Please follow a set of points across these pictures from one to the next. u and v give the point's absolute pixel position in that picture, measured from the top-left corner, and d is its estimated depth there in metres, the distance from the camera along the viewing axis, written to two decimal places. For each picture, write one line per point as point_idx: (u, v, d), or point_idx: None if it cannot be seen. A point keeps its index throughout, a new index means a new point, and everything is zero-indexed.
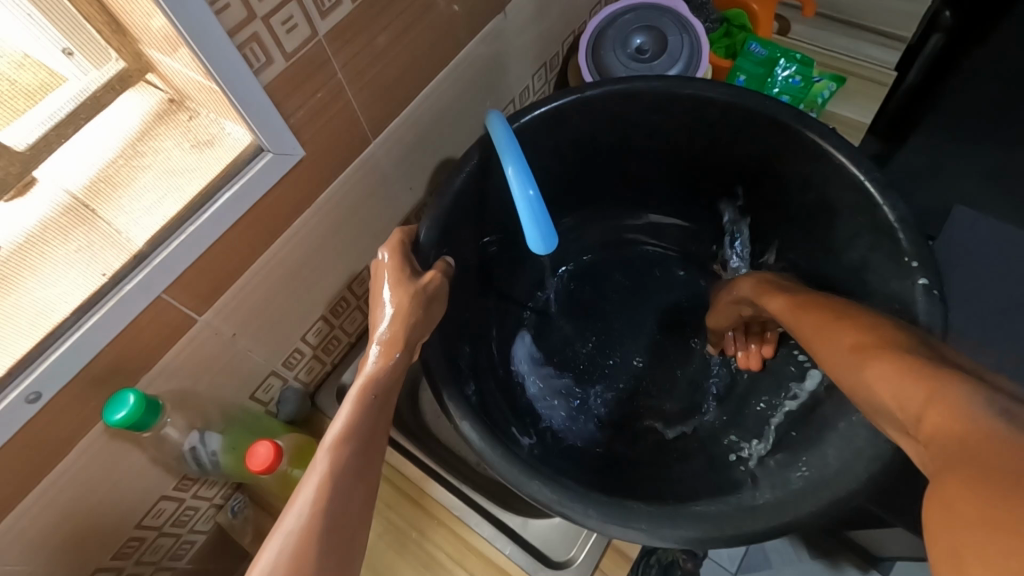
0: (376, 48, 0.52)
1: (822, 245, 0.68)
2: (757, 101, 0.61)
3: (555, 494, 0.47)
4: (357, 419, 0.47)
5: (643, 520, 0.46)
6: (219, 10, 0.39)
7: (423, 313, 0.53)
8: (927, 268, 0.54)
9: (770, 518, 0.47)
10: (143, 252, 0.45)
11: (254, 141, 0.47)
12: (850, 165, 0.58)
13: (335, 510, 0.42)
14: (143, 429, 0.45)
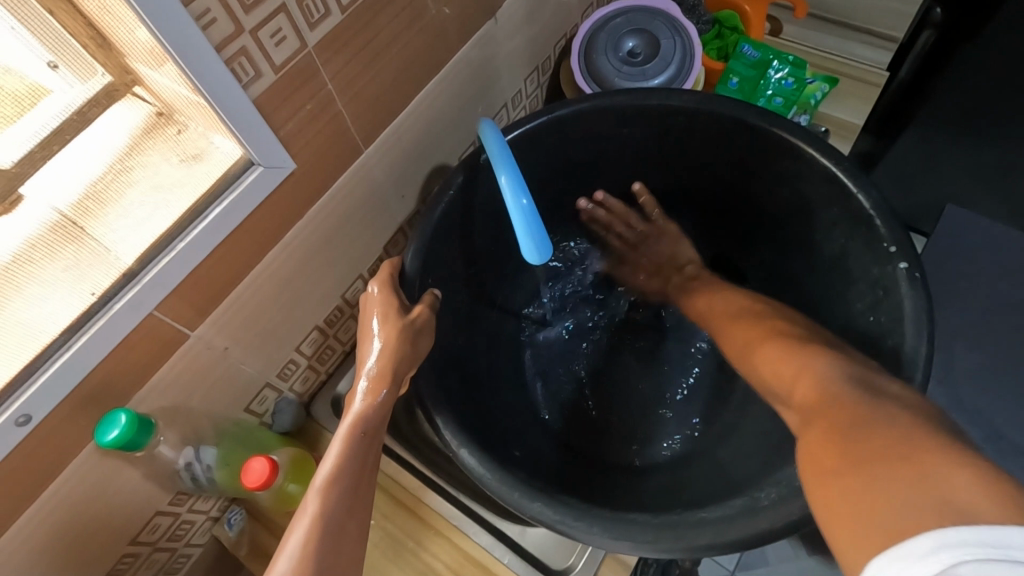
0: (366, 56, 0.52)
1: (802, 243, 0.69)
2: (722, 105, 0.61)
3: (559, 515, 0.47)
4: (346, 459, 0.47)
5: (648, 530, 0.47)
6: (205, 24, 0.38)
7: (411, 346, 0.53)
8: (912, 255, 0.54)
9: (774, 517, 0.47)
10: (133, 269, 0.44)
11: (244, 154, 0.46)
12: (821, 156, 0.58)
13: (325, 556, 0.42)
14: (136, 448, 0.44)
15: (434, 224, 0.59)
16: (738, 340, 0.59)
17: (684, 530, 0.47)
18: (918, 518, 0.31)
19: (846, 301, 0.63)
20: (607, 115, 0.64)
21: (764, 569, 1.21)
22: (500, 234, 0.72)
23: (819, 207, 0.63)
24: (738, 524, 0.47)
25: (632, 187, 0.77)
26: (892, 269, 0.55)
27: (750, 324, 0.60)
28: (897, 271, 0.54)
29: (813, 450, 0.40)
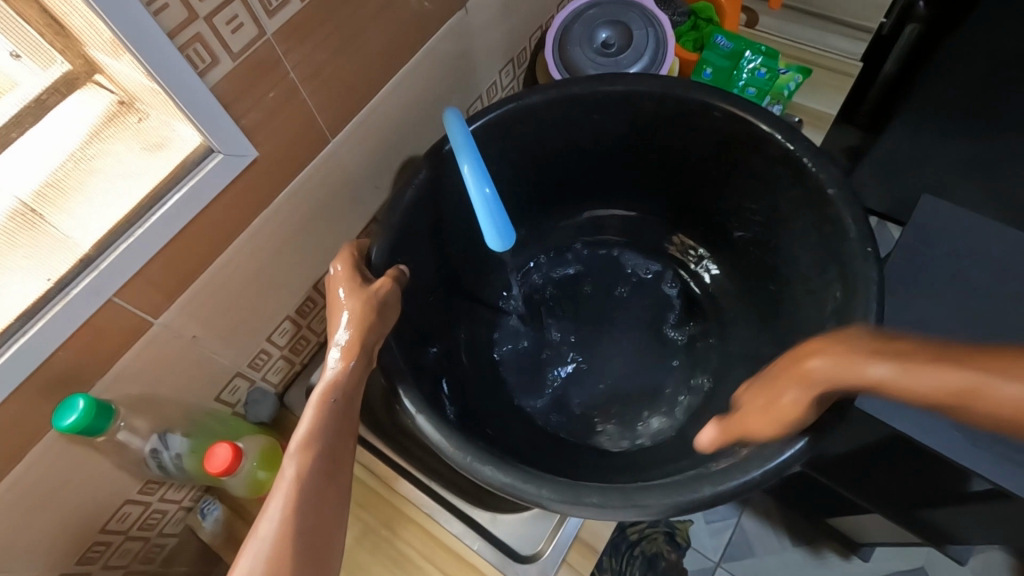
0: (330, 46, 0.52)
1: (766, 226, 0.70)
2: (687, 88, 0.62)
3: (510, 478, 0.48)
4: (321, 423, 0.48)
5: (595, 496, 0.47)
6: (157, 10, 0.39)
7: (377, 319, 0.53)
8: (868, 236, 0.54)
9: (719, 482, 0.48)
10: (90, 255, 0.44)
11: (204, 142, 0.47)
12: (774, 134, 0.60)
13: (305, 525, 0.43)
14: (95, 434, 0.44)
15: (401, 214, 0.59)
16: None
17: (640, 491, 0.47)
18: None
19: (812, 283, 0.63)
20: (571, 103, 0.65)
21: (750, 560, 1.22)
22: (473, 225, 0.72)
23: (783, 188, 0.63)
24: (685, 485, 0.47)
25: (603, 173, 0.77)
26: (855, 246, 0.55)
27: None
28: (862, 253, 0.54)
29: None
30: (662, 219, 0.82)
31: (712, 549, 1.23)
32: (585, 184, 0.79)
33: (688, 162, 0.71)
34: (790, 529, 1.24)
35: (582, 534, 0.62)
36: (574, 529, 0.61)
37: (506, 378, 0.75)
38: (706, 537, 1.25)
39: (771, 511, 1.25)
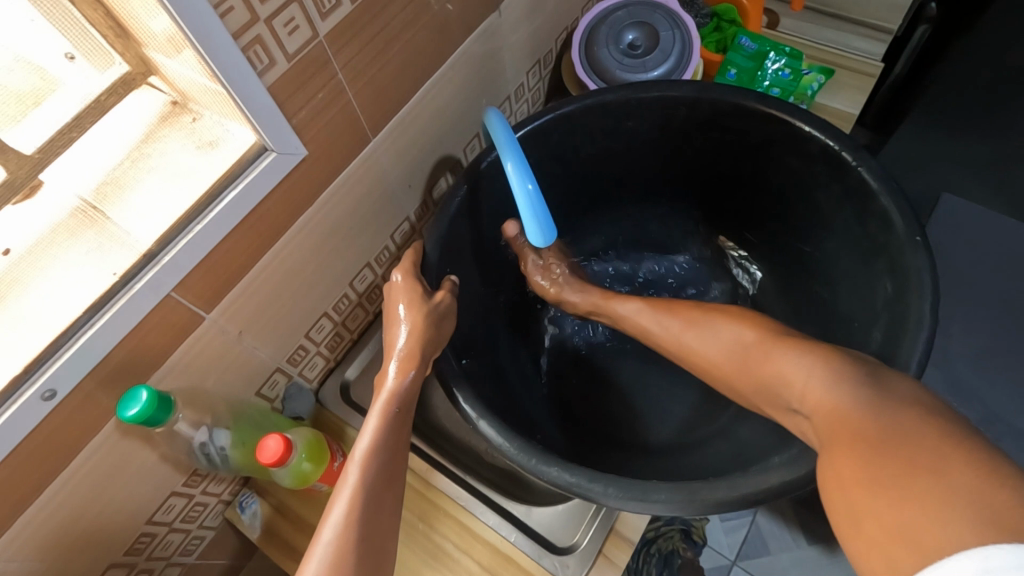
0: (374, 48, 0.53)
1: (802, 224, 0.71)
2: (720, 92, 0.63)
3: (574, 477, 0.49)
4: (383, 433, 0.49)
5: (643, 491, 0.48)
6: (224, 12, 0.40)
7: (434, 331, 0.55)
8: (914, 226, 0.55)
9: (779, 475, 0.48)
10: (152, 251, 0.45)
11: (258, 140, 0.48)
12: (818, 134, 0.60)
13: (366, 529, 0.44)
14: (155, 425, 0.45)
15: (447, 219, 0.61)
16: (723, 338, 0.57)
17: (697, 485, 0.48)
18: (939, 539, 0.33)
19: (859, 276, 0.63)
20: (606, 111, 0.65)
21: (765, 559, 1.24)
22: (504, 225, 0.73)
23: (821, 182, 0.64)
24: (745, 480, 0.48)
25: (636, 180, 0.78)
26: (902, 235, 0.56)
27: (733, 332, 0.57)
28: (911, 242, 0.55)
29: (840, 469, 0.40)
30: (688, 221, 0.83)
31: (727, 547, 1.25)
32: (615, 192, 0.80)
33: (719, 163, 0.72)
34: (804, 528, 1.24)
35: (618, 526, 0.62)
36: (609, 520, 0.62)
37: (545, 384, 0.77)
38: (720, 535, 1.27)
39: (786, 509, 1.27)
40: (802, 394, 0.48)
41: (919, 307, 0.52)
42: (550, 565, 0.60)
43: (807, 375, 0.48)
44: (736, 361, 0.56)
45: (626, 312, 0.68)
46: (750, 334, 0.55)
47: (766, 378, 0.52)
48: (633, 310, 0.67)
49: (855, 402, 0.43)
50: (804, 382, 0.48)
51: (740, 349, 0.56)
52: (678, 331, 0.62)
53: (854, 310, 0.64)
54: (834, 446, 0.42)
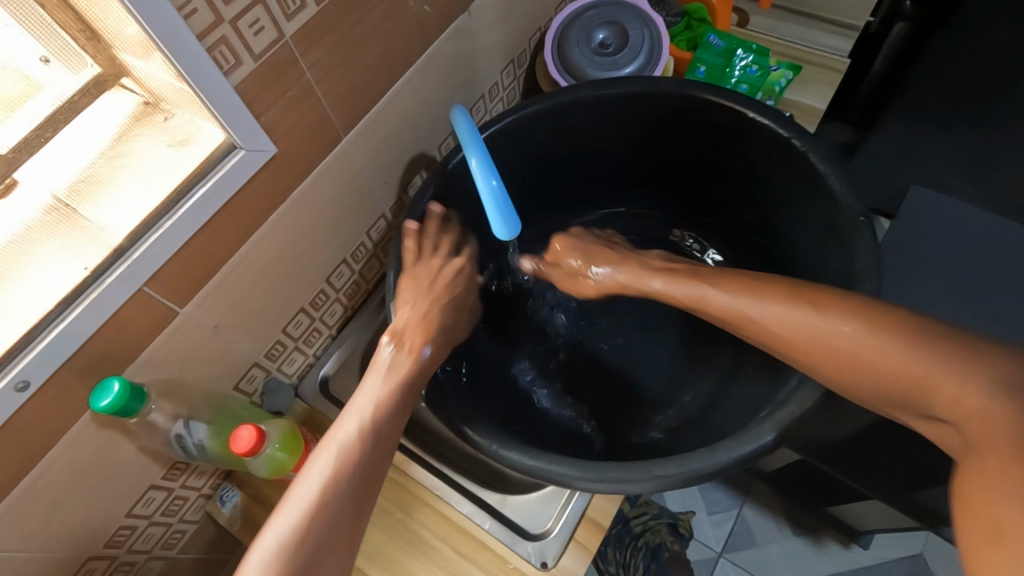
0: (343, 48, 0.55)
1: (763, 213, 0.72)
2: (677, 87, 0.64)
3: (548, 462, 0.50)
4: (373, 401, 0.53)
5: (606, 471, 0.49)
6: (188, 14, 0.41)
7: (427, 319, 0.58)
8: (860, 206, 0.57)
9: (742, 445, 0.50)
10: (123, 246, 0.46)
11: (227, 138, 0.49)
12: (772, 124, 0.62)
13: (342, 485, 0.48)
14: (129, 415, 0.46)
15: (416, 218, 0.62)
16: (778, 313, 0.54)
17: (710, 446, 0.50)
18: None
19: (813, 257, 0.65)
20: (569, 110, 0.67)
21: (751, 550, 1.25)
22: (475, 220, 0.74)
23: (778, 170, 0.65)
24: (711, 448, 0.50)
25: (605, 176, 0.80)
26: (848, 214, 0.57)
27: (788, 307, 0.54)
28: (855, 222, 0.57)
29: (989, 489, 0.41)
30: (654, 214, 0.85)
31: (714, 540, 1.26)
32: (584, 187, 0.82)
33: (686, 157, 0.74)
34: (791, 518, 1.26)
35: (590, 512, 0.63)
36: (582, 507, 0.63)
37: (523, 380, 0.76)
38: (708, 528, 1.27)
39: (772, 502, 1.28)
40: (948, 402, 0.46)
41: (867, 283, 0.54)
42: (524, 551, 0.62)
43: (954, 378, 0.46)
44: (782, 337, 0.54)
45: (720, 298, 0.59)
46: (798, 309, 0.53)
47: (892, 377, 0.48)
48: (734, 292, 0.58)
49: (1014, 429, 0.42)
50: (948, 387, 0.46)
51: (856, 348, 0.50)
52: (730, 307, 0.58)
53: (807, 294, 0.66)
54: (976, 456, 0.43)
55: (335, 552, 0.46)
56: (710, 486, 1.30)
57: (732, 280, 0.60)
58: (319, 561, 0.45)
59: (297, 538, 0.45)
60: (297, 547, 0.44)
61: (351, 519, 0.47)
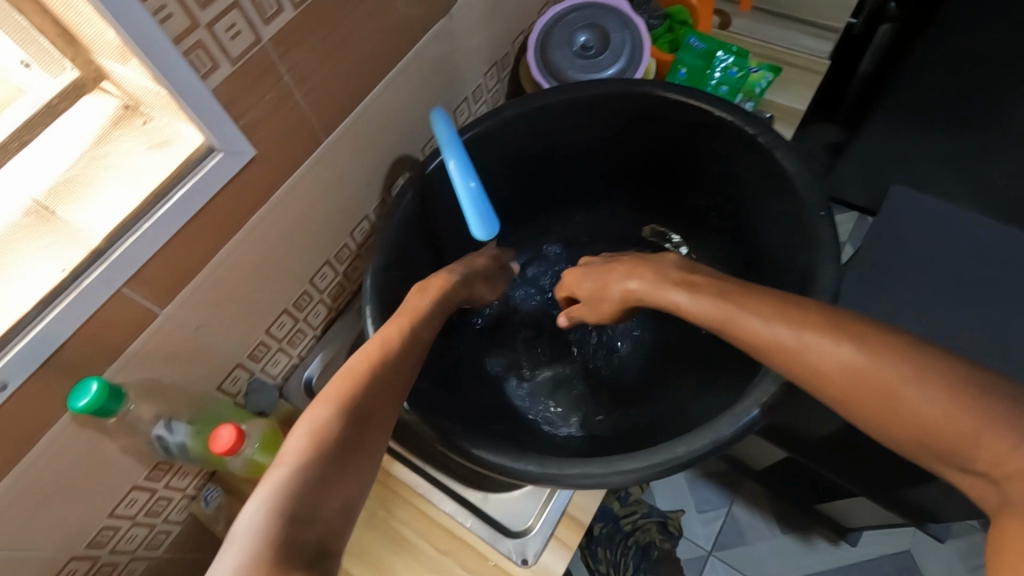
0: (323, 51, 0.56)
1: (735, 212, 0.73)
2: (648, 87, 0.65)
3: (531, 466, 0.52)
4: (389, 343, 0.53)
5: (574, 467, 0.51)
6: (162, 19, 0.42)
7: (439, 305, 0.60)
8: (820, 200, 0.57)
9: (714, 432, 0.51)
10: (101, 248, 0.47)
11: (205, 141, 0.50)
12: (738, 121, 0.62)
13: (356, 413, 0.47)
14: (107, 415, 0.47)
15: (393, 224, 0.63)
16: (813, 336, 0.44)
17: (710, 423, 0.51)
18: None
19: (781, 253, 0.65)
20: (543, 114, 0.68)
21: (741, 548, 1.26)
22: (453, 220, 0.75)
23: (746, 168, 0.66)
24: (687, 436, 0.51)
25: (585, 177, 0.81)
26: (810, 209, 0.58)
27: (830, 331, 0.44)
28: (816, 217, 0.57)
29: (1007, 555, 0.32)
30: (634, 214, 0.86)
31: (704, 539, 1.26)
32: (565, 190, 0.83)
33: (661, 159, 0.75)
34: (780, 516, 1.27)
35: (571, 509, 0.64)
36: (563, 504, 0.64)
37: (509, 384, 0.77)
38: (698, 526, 1.28)
39: (762, 499, 1.29)
40: (993, 457, 0.35)
41: (825, 275, 0.54)
42: (506, 548, 0.62)
43: (1009, 437, 0.35)
44: (822, 371, 0.43)
45: (751, 323, 0.48)
46: (831, 326, 0.44)
47: (935, 429, 0.38)
48: (767, 316, 0.47)
49: None
50: (995, 441, 0.35)
51: (910, 400, 0.39)
52: (756, 329, 0.47)
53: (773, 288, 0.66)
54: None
55: (373, 438, 0.47)
56: (699, 484, 1.31)
57: (763, 301, 0.49)
58: (361, 439, 0.46)
59: (342, 415, 0.46)
60: (343, 421, 0.46)
61: (388, 412, 0.49)
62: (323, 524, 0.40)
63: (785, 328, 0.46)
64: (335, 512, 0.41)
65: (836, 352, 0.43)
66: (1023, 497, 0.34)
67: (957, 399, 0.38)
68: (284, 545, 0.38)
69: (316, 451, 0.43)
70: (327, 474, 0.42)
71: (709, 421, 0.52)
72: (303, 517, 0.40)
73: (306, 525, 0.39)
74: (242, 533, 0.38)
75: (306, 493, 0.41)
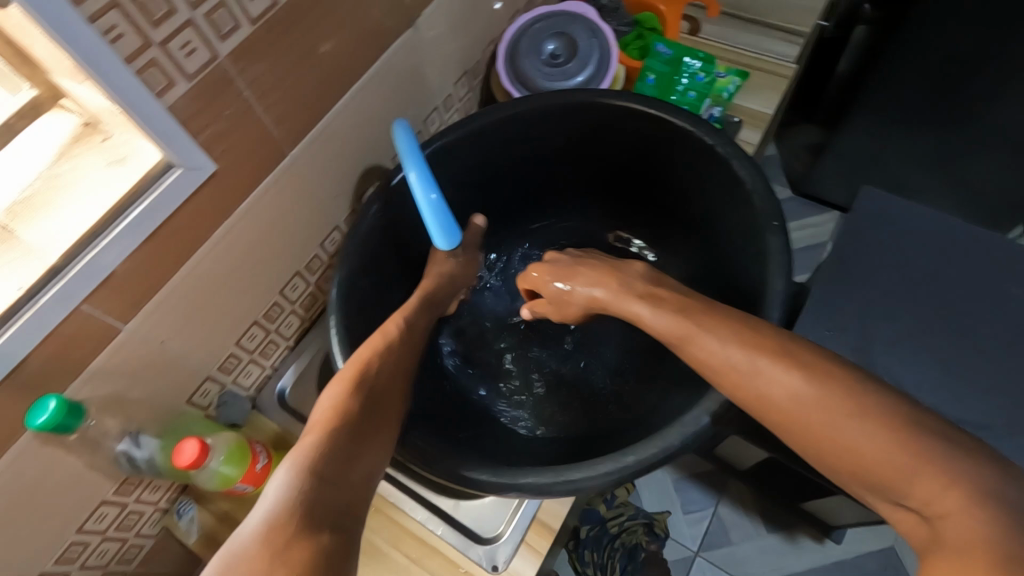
0: (283, 65, 0.56)
1: (698, 221, 0.74)
2: (614, 97, 0.66)
3: (492, 476, 0.52)
4: (387, 340, 0.55)
5: (532, 478, 0.51)
6: (113, 39, 0.42)
7: (424, 313, 0.63)
8: (773, 210, 0.59)
9: (667, 439, 0.51)
10: (58, 265, 0.47)
11: (164, 158, 0.50)
12: (698, 132, 0.64)
13: (367, 395, 0.48)
14: (66, 431, 0.47)
15: (358, 239, 0.64)
16: (761, 352, 0.46)
17: (660, 432, 0.52)
18: None
19: (738, 262, 0.66)
20: (508, 125, 0.69)
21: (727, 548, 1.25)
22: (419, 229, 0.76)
23: (707, 177, 0.67)
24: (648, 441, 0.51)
25: (554, 186, 0.82)
26: (763, 219, 0.59)
27: (778, 355, 0.45)
28: (768, 226, 0.58)
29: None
30: (602, 222, 0.86)
31: (690, 539, 1.25)
32: (534, 198, 0.84)
33: (627, 168, 0.76)
34: (764, 515, 1.26)
35: (540, 514, 0.64)
36: (533, 510, 0.64)
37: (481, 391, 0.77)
38: (683, 527, 1.26)
39: (747, 499, 1.28)
40: (924, 495, 0.36)
41: (775, 283, 0.56)
42: (476, 555, 0.63)
43: (940, 473, 0.36)
44: (770, 396, 0.44)
45: (709, 344, 0.49)
46: (777, 345, 0.46)
47: (872, 463, 0.38)
48: (725, 339, 0.48)
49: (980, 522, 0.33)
50: (926, 473, 0.36)
51: (849, 434, 0.39)
52: (707, 357, 0.48)
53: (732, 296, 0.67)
54: (952, 554, 0.33)
55: (391, 413, 0.49)
56: (684, 485, 1.30)
57: (724, 323, 0.50)
58: (377, 419, 0.47)
59: (358, 396, 0.48)
60: (359, 400, 0.47)
61: (397, 399, 0.51)
62: (349, 489, 0.41)
63: (738, 351, 0.47)
64: (358, 480, 0.42)
65: (785, 374, 0.44)
66: (951, 534, 0.34)
67: (888, 417, 0.39)
68: (317, 500, 0.38)
69: (338, 423, 0.44)
70: (351, 444, 0.43)
71: (661, 429, 0.52)
72: (332, 479, 0.40)
73: (336, 487, 0.40)
74: (269, 495, 0.38)
75: (334, 459, 0.41)
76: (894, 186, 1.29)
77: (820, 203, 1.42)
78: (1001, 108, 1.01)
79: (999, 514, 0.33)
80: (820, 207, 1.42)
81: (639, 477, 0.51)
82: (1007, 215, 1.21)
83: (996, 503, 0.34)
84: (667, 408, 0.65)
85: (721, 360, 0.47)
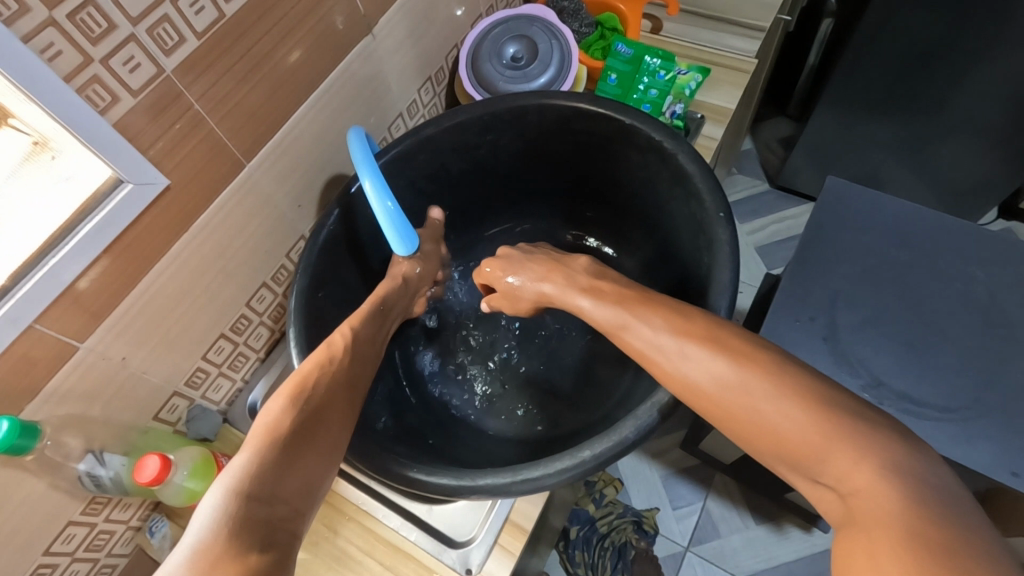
0: (234, 77, 0.56)
1: (652, 217, 0.75)
2: (563, 98, 0.68)
3: (449, 479, 0.53)
4: (337, 348, 0.55)
5: (487, 480, 0.52)
6: (51, 57, 0.42)
7: (381, 321, 0.64)
8: (720, 201, 0.59)
9: (622, 431, 0.51)
10: (7, 287, 0.47)
11: (113, 174, 0.50)
12: (646, 127, 0.64)
13: (308, 407, 0.48)
14: (23, 452, 0.48)
15: (316, 250, 0.64)
16: (698, 335, 0.46)
17: (613, 426, 0.52)
18: None
19: (691, 256, 0.67)
20: (463, 127, 0.70)
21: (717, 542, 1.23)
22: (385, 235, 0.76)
23: (657, 173, 0.68)
24: (603, 435, 0.51)
25: (514, 187, 0.83)
26: (711, 211, 0.60)
27: (710, 335, 0.46)
28: (716, 218, 0.59)
29: (846, 561, 0.34)
30: (563, 222, 0.87)
31: (680, 534, 1.24)
32: (496, 201, 0.84)
33: (582, 168, 0.77)
34: (752, 507, 1.26)
35: (513, 516, 0.65)
36: (505, 511, 0.64)
37: (451, 396, 0.77)
38: (672, 523, 1.25)
39: (735, 492, 1.28)
40: (838, 473, 0.37)
41: (723, 275, 0.56)
42: (449, 559, 0.63)
43: (852, 451, 0.37)
44: (697, 381, 0.44)
45: (643, 334, 0.50)
46: (716, 329, 0.47)
47: (790, 445, 0.39)
48: (659, 326, 0.49)
49: (892, 496, 0.34)
50: (847, 453, 0.37)
51: (766, 417, 0.40)
52: (643, 346, 0.49)
53: (687, 288, 0.68)
54: (862, 531, 0.34)
55: (334, 423, 0.49)
56: (672, 481, 1.30)
57: (658, 311, 0.50)
58: (316, 429, 0.47)
59: (295, 407, 0.47)
60: (297, 412, 0.47)
61: (340, 405, 0.51)
62: (284, 503, 0.41)
63: (672, 331, 0.48)
64: (294, 492, 0.42)
65: (717, 354, 0.44)
66: (863, 512, 0.35)
67: (812, 398, 0.40)
68: (247, 518, 0.38)
69: (274, 438, 0.44)
70: (286, 459, 0.43)
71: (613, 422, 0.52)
72: (265, 495, 0.41)
73: (267, 505, 0.40)
74: (201, 516, 0.38)
75: (265, 477, 0.41)
76: (866, 174, 1.30)
77: (796, 196, 1.43)
78: (960, 95, 1.03)
79: (910, 489, 0.34)
80: (796, 199, 1.43)
81: (598, 471, 0.51)
82: (977, 198, 1.22)
83: (915, 480, 0.35)
84: (632, 404, 0.66)
85: (652, 344, 0.48)
